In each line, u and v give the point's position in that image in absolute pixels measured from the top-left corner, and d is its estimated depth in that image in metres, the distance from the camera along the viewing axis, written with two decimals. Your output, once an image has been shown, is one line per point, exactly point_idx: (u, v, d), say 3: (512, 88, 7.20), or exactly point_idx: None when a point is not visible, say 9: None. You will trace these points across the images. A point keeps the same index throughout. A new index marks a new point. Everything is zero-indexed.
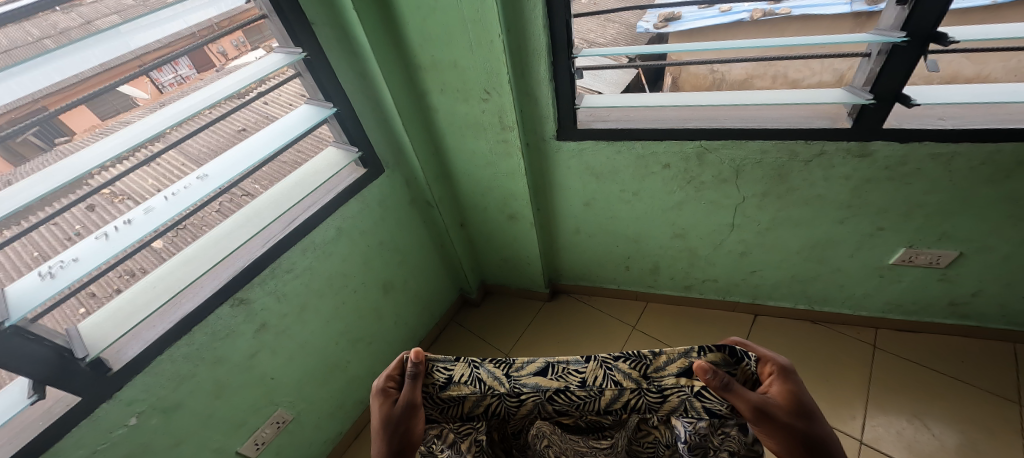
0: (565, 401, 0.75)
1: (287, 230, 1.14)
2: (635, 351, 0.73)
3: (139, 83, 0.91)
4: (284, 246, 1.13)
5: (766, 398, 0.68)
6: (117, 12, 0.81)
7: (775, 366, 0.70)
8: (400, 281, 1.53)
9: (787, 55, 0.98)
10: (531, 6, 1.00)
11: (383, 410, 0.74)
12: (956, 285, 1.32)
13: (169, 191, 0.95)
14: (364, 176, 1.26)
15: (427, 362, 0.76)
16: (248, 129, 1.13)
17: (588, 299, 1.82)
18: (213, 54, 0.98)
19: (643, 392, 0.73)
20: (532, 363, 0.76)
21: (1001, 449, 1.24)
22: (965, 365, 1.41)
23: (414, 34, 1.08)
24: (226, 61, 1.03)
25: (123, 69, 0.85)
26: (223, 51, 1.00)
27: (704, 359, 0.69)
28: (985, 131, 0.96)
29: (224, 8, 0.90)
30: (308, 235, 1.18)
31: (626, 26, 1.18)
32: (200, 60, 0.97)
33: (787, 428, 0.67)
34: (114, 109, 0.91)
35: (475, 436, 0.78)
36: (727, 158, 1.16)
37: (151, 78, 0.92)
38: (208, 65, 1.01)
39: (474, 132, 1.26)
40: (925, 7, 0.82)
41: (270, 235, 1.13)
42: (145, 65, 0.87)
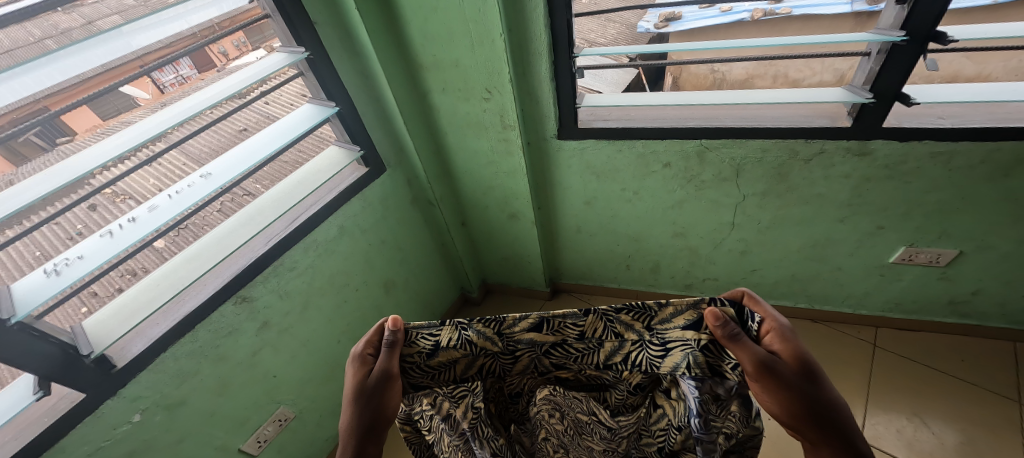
0: (562, 354, 0.78)
1: (290, 228, 1.15)
2: (641, 305, 0.70)
3: (141, 83, 0.92)
4: (287, 244, 1.14)
5: (771, 356, 0.65)
6: (119, 12, 0.81)
7: (776, 325, 0.67)
8: (402, 279, 1.53)
9: (787, 55, 0.98)
10: (532, 6, 1.00)
11: (357, 380, 0.72)
12: (956, 284, 1.32)
13: (173, 190, 0.96)
14: (365, 174, 1.27)
15: (406, 331, 0.74)
16: (250, 128, 1.13)
17: (590, 298, 1.83)
18: (214, 54, 0.99)
19: (645, 345, 0.74)
20: (524, 321, 0.74)
21: (1003, 449, 1.24)
22: (964, 364, 1.42)
23: (416, 33, 1.08)
24: (227, 61, 1.03)
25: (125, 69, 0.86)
26: (224, 51, 1.00)
27: (717, 307, 0.68)
28: (984, 131, 0.96)
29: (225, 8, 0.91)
30: (310, 233, 1.19)
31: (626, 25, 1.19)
32: (202, 60, 0.97)
33: (790, 386, 0.65)
34: (116, 109, 0.91)
35: (470, 400, 0.79)
36: (727, 157, 1.17)
37: (153, 78, 0.93)
38: (210, 65, 1.01)
39: (476, 131, 1.27)
40: (924, 7, 0.83)
41: (273, 233, 1.14)
42: (146, 65, 0.88)
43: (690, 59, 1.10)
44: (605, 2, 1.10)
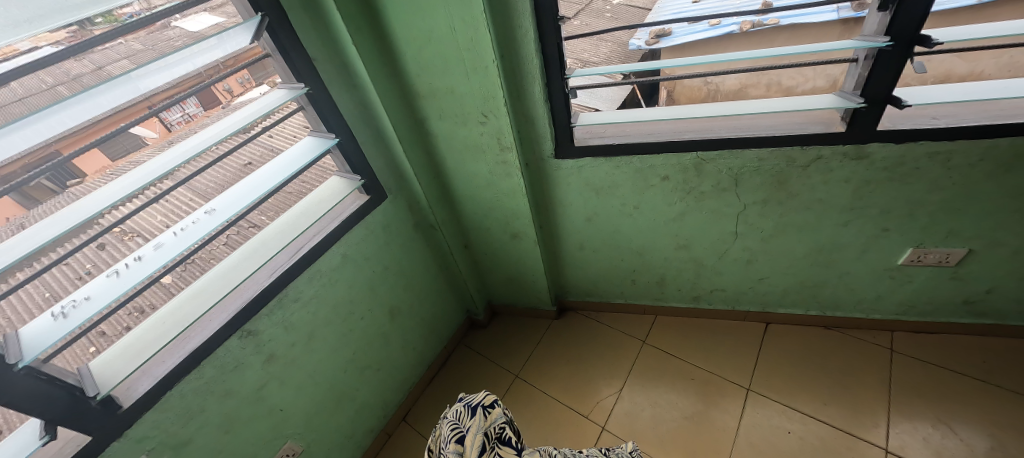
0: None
1: (293, 259, 1.15)
2: None
3: (149, 123, 0.93)
4: (291, 275, 1.15)
5: None
6: (127, 56, 0.85)
7: None
8: (407, 306, 1.53)
9: (776, 66, 1.00)
10: (523, 30, 1.03)
11: None
12: (967, 283, 1.31)
13: (178, 226, 0.97)
14: (367, 202, 1.28)
15: None
16: (254, 162, 1.15)
17: (599, 316, 1.82)
18: (220, 92, 1.00)
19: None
20: None
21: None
22: (986, 365, 1.39)
23: (411, 64, 1.11)
24: (232, 97, 1.06)
25: (133, 110, 0.89)
26: (229, 88, 1.01)
27: None
28: (979, 128, 0.97)
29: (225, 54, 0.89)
30: (314, 263, 1.19)
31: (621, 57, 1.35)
32: (208, 98, 0.99)
33: None
34: (125, 150, 0.92)
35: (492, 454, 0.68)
36: (724, 167, 1.17)
37: (161, 118, 0.94)
38: (215, 102, 1.03)
39: (474, 155, 1.28)
40: (907, 11, 0.84)
41: (277, 264, 1.15)
42: (154, 106, 0.91)
43: (682, 74, 1.11)
44: (596, 24, 1.14)
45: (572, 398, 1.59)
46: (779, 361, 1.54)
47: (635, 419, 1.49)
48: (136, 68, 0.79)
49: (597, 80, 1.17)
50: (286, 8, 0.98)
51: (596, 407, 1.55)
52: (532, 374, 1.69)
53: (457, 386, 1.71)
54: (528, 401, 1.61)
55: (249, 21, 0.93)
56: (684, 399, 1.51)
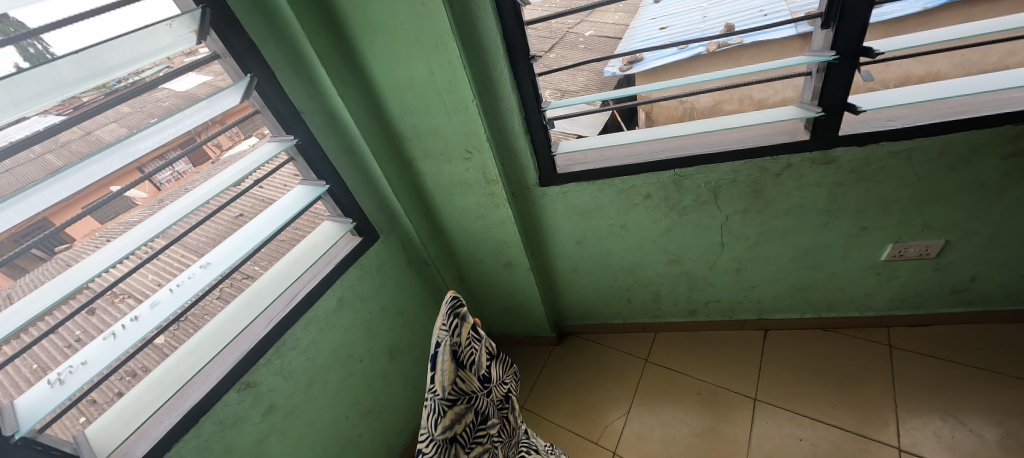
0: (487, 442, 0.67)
1: (289, 307, 1.16)
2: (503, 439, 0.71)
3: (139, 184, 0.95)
4: (287, 324, 1.15)
5: None
6: (115, 120, 0.90)
7: None
8: (406, 344, 1.53)
9: (739, 83, 1.06)
10: (498, 71, 1.09)
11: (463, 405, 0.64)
12: (951, 273, 1.35)
13: (173, 283, 0.98)
14: (359, 244, 1.30)
15: None
16: (246, 213, 1.17)
17: (599, 339, 1.83)
18: (209, 148, 1.04)
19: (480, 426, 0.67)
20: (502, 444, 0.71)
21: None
22: (983, 352, 1.41)
23: (395, 109, 1.16)
24: (221, 152, 1.08)
25: (126, 173, 0.92)
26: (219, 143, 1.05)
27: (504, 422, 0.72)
28: (934, 126, 1.03)
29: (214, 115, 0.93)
30: (310, 309, 1.20)
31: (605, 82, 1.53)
32: (198, 155, 1.03)
33: None
34: (114, 211, 0.93)
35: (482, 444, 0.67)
36: (702, 182, 1.22)
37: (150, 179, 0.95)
38: (204, 159, 1.06)
39: (461, 190, 1.32)
40: (848, 27, 0.91)
41: (272, 313, 1.15)
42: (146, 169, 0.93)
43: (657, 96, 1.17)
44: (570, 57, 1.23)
45: (580, 425, 1.57)
46: (783, 368, 1.55)
47: (646, 440, 1.48)
48: (131, 134, 0.84)
49: (577, 109, 1.23)
50: (272, 66, 1.03)
51: (606, 432, 1.53)
52: (539, 404, 1.68)
53: None
54: (537, 433, 1.59)
55: (239, 81, 0.97)
56: (694, 416, 1.50)
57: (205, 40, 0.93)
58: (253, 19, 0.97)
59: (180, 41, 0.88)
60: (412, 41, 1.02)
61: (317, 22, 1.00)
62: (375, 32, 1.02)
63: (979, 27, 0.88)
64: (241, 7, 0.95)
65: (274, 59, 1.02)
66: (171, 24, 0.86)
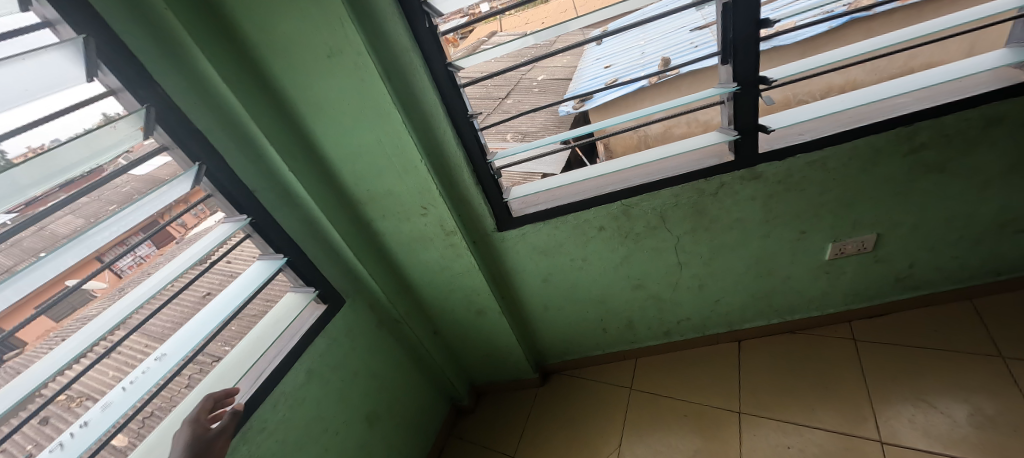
0: None
1: (254, 387, 1.13)
2: None
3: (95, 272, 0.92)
4: (253, 406, 1.11)
5: None
6: (71, 211, 0.93)
7: None
8: (384, 408, 1.49)
9: (681, 113, 1.15)
10: (441, 130, 1.15)
11: None
12: (890, 263, 1.45)
13: (126, 380, 0.95)
14: (324, 311, 1.29)
15: None
16: (212, 291, 1.20)
17: (582, 373, 1.83)
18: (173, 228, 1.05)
19: None
20: None
21: (1007, 410, 1.27)
22: (938, 333, 1.50)
23: (348, 176, 1.20)
24: (186, 230, 1.10)
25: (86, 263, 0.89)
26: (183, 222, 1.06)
27: None
28: (839, 135, 1.15)
29: (162, 202, 0.93)
30: (276, 387, 1.17)
31: (558, 122, 1.95)
32: (161, 237, 1.04)
33: None
34: (72, 306, 0.93)
35: None
36: (649, 209, 1.30)
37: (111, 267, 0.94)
38: (168, 239, 1.08)
39: (422, 245, 1.35)
40: (742, 61, 1.03)
41: (238, 396, 1.12)
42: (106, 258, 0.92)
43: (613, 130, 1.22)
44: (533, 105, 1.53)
45: None
46: (760, 376, 1.59)
47: None
48: (90, 227, 0.86)
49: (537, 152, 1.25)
50: (222, 151, 1.05)
51: None
52: (531, 450, 1.65)
53: None
54: None
55: (188, 170, 0.99)
56: (684, 438, 1.51)
57: (152, 135, 0.95)
58: (201, 109, 1.00)
59: (126, 140, 0.89)
60: (356, 113, 1.07)
61: (264, 104, 1.05)
62: (320, 108, 1.07)
63: (860, 48, 1.00)
64: (185, 99, 0.98)
65: (223, 143, 1.05)
66: (115, 126, 0.88)
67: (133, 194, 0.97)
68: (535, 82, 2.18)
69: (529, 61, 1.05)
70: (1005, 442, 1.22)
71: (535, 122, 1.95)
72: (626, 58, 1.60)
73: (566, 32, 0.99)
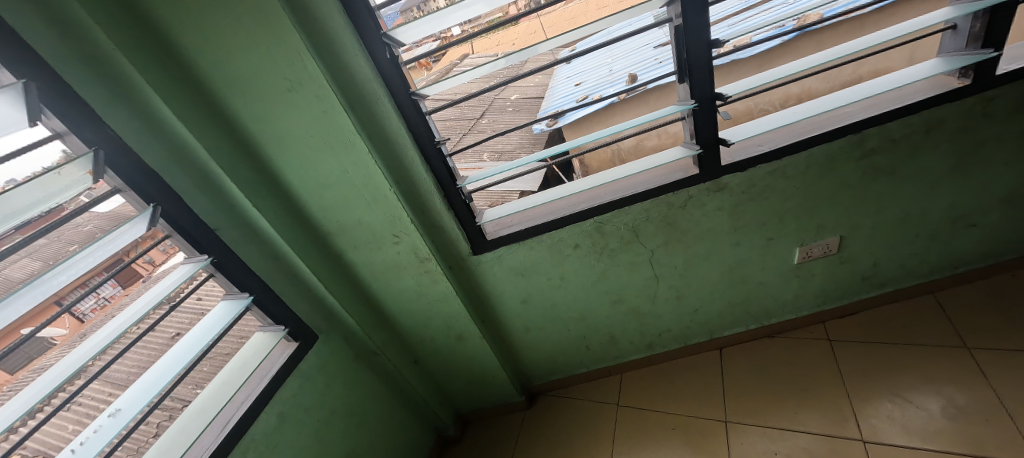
0: None
1: (220, 437, 1.07)
2: None
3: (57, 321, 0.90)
4: (220, 456, 1.06)
5: None
6: (28, 254, 0.89)
7: None
8: (364, 446, 1.44)
9: (647, 129, 1.17)
10: (409, 158, 1.15)
11: None
12: (855, 263, 1.51)
13: (75, 442, 0.89)
14: (296, 349, 1.24)
15: None
16: (182, 331, 1.16)
17: (568, 393, 1.82)
18: (139, 266, 1.01)
19: None
20: None
21: (977, 400, 1.31)
22: (906, 329, 1.55)
23: (316, 208, 1.18)
24: (153, 267, 1.05)
25: (43, 310, 0.86)
26: (150, 259, 1.02)
27: None
28: (795, 144, 1.20)
29: (117, 246, 0.90)
30: (244, 434, 1.12)
31: (533, 141, 1.99)
32: (126, 275, 0.99)
33: None
34: (29, 356, 0.87)
35: None
36: (621, 224, 1.32)
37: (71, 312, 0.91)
38: (134, 277, 1.02)
39: (396, 273, 1.33)
40: (699, 79, 1.07)
41: (202, 448, 1.06)
42: (65, 302, 0.88)
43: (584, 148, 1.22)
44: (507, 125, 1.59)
45: None
46: (743, 382, 1.61)
47: None
48: (44, 271, 0.82)
49: (507, 174, 1.26)
50: (180, 191, 1.02)
51: None
52: None
53: None
54: None
55: (143, 211, 0.96)
56: (673, 452, 1.50)
57: (103, 178, 0.92)
58: (156, 148, 0.98)
59: (73, 185, 0.86)
60: (321, 146, 1.07)
61: (224, 141, 1.03)
62: (284, 141, 1.06)
63: (811, 61, 1.05)
64: (137, 140, 0.95)
65: (180, 183, 1.02)
66: (60, 172, 0.84)
67: (96, 233, 0.92)
68: (509, 103, 2.23)
69: (502, 82, 1.04)
70: (978, 432, 1.25)
71: (511, 142, 1.99)
72: (595, 75, 1.68)
73: (535, 54, 0.99)
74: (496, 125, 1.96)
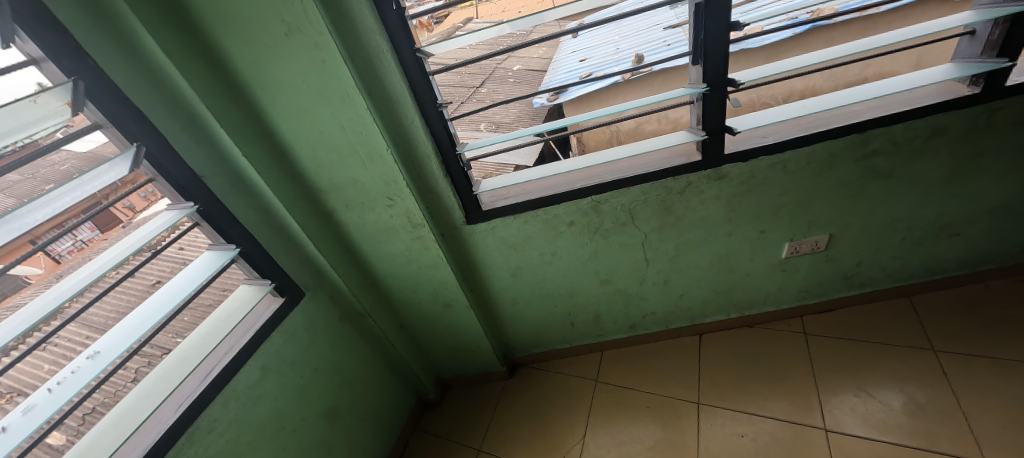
0: None
1: (201, 386, 1.08)
2: None
3: (32, 259, 0.87)
4: (202, 405, 1.07)
5: None
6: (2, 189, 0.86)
7: None
8: (346, 404, 1.45)
9: (650, 111, 1.16)
10: (408, 119, 1.12)
11: None
12: (841, 262, 1.53)
13: (53, 381, 0.88)
14: (282, 305, 1.24)
15: None
16: (162, 279, 1.15)
17: (549, 366, 1.85)
18: (120, 210, 0.99)
19: None
20: None
21: (938, 399, 1.37)
22: (879, 328, 1.59)
23: (309, 164, 1.15)
24: (134, 213, 1.03)
25: (16, 248, 0.83)
26: (130, 204, 1.00)
27: None
28: (800, 139, 1.19)
29: (95, 186, 0.87)
30: (227, 385, 1.12)
31: (532, 114, 1.95)
32: (104, 219, 0.97)
33: None
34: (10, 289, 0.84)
35: None
36: (618, 205, 1.31)
37: (47, 251, 0.89)
38: (114, 222, 1.00)
39: (388, 236, 1.32)
40: (713, 62, 1.05)
41: (183, 396, 1.07)
42: (39, 240, 0.85)
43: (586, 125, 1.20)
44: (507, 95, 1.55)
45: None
46: (718, 367, 1.65)
47: None
48: (18, 206, 0.80)
49: (508, 144, 1.24)
50: (166, 133, 0.99)
51: None
52: (495, 443, 1.66)
53: None
54: None
55: (125, 151, 0.93)
56: (645, 429, 1.55)
57: (82, 111, 0.88)
58: (142, 88, 0.94)
59: (52, 115, 0.83)
60: (319, 100, 1.03)
61: (216, 87, 0.99)
62: (280, 91, 1.02)
63: (826, 55, 1.03)
64: (122, 76, 0.91)
65: (167, 125, 0.98)
66: (37, 100, 0.81)
67: (72, 172, 0.91)
68: (510, 73, 2.17)
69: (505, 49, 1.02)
70: (935, 429, 1.31)
71: (509, 114, 1.95)
72: (600, 52, 1.64)
73: (541, 22, 0.95)
74: (496, 95, 1.91)
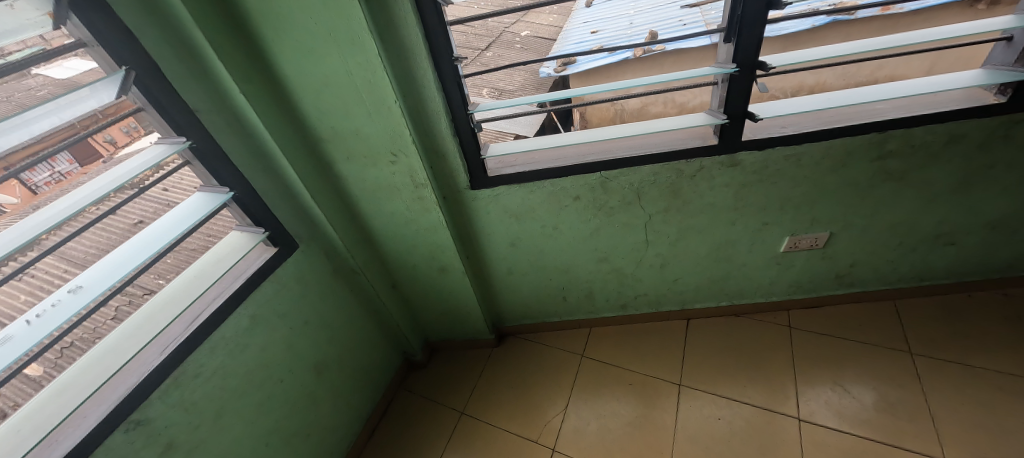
0: None
1: (189, 329, 1.06)
2: None
3: (6, 185, 0.82)
4: (190, 347, 1.06)
5: None
6: None
7: None
8: (333, 358, 1.46)
9: (661, 90, 1.12)
10: (421, 73, 1.08)
11: None
12: (836, 260, 1.54)
13: (32, 313, 0.86)
14: (274, 254, 1.22)
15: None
16: (145, 219, 1.11)
17: (536, 338, 1.86)
18: (99, 143, 0.94)
19: None
20: None
21: (909, 398, 1.41)
22: (862, 328, 1.62)
23: (312, 111, 1.11)
24: (116, 149, 0.98)
25: None
26: (111, 139, 0.96)
27: None
28: (819, 132, 1.17)
29: (77, 111, 0.83)
30: (216, 330, 1.11)
31: (537, 83, 1.90)
32: (82, 151, 0.93)
33: None
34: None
35: None
36: (626, 183, 1.29)
37: (21, 179, 0.84)
38: (94, 156, 0.96)
39: (388, 194, 1.29)
40: (745, 42, 1.00)
41: (169, 337, 1.05)
42: (12, 166, 0.81)
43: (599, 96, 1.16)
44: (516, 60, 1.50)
45: (520, 425, 1.60)
46: (702, 352, 1.68)
47: (581, 435, 1.53)
48: None
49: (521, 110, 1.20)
50: (161, 63, 0.94)
51: (545, 430, 1.57)
52: (477, 408, 1.68)
53: (401, 436, 1.64)
54: (477, 440, 1.59)
55: (112, 77, 0.87)
56: (625, 405, 1.58)
57: (65, 26, 0.83)
58: (136, 12, 0.88)
59: (30, 26, 0.78)
60: (326, 43, 0.98)
61: (217, 19, 0.93)
62: (285, 29, 0.97)
63: (859, 46, 1.00)
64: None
65: (162, 54, 0.93)
66: (14, 6, 0.77)
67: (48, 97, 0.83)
68: (518, 38, 2.10)
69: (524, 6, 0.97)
70: (904, 427, 1.35)
71: (515, 81, 1.89)
72: (613, 24, 1.57)
73: None
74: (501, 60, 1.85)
